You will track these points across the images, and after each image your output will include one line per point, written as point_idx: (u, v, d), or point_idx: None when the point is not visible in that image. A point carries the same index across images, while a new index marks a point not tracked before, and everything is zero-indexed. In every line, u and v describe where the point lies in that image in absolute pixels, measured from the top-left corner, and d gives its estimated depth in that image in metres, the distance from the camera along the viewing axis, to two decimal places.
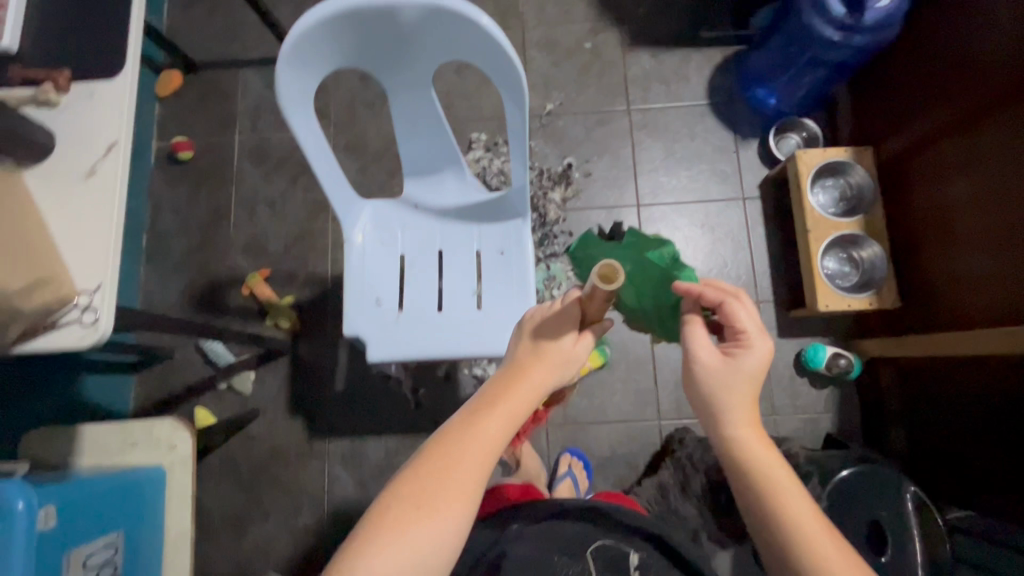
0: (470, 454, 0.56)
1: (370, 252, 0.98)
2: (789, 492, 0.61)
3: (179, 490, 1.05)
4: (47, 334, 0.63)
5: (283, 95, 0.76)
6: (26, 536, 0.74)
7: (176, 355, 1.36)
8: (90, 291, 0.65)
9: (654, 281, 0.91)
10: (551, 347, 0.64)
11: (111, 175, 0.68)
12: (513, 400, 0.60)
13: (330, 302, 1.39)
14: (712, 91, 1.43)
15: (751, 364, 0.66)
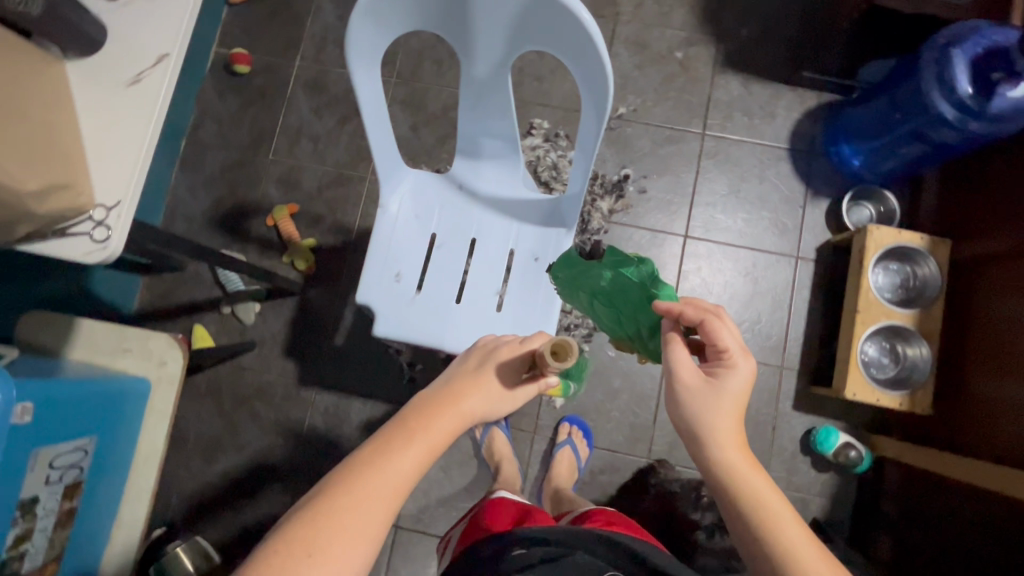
0: (387, 479, 0.54)
1: (402, 224, 0.93)
2: (781, 519, 0.58)
3: (160, 408, 1.05)
4: (57, 241, 0.61)
5: (353, 44, 0.70)
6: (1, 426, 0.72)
7: (188, 268, 1.35)
8: (107, 207, 0.61)
9: (634, 303, 0.70)
10: (488, 381, 0.63)
11: (156, 88, 0.64)
12: (439, 427, 0.58)
13: (350, 254, 1.36)
14: (796, 136, 1.33)
15: (737, 386, 0.64)
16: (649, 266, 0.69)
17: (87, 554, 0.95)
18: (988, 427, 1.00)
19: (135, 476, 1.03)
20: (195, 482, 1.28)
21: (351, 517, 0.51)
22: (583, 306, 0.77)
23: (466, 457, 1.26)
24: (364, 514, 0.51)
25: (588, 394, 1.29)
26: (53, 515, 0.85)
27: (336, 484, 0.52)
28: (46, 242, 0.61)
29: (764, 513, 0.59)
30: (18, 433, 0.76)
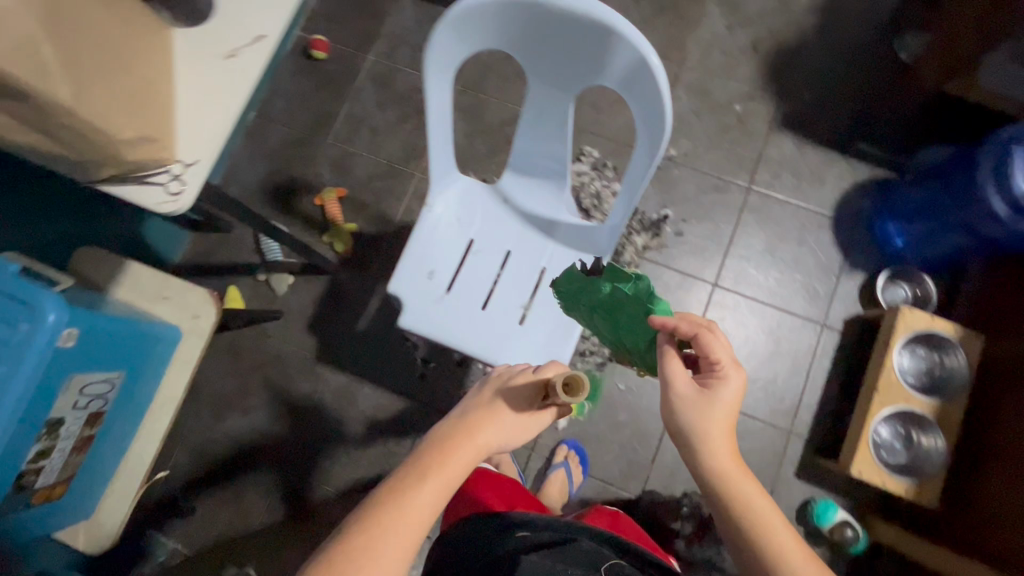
0: (404, 516, 0.58)
1: (442, 225, 0.97)
2: (773, 528, 0.64)
3: (186, 357, 1.10)
4: (135, 186, 0.66)
5: (432, 53, 0.73)
6: (45, 346, 0.77)
7: (233, 231, 1.41)
8: (186, 163, 0.67)
9: (631, 316, 0.74)
10: (502, 411, 0.66)
11: (250, 65, 0.69)
12: (453, 460, 0.62)
13: (386, 244, 1.40)
14: (842, 206, 1.33)
15: (728, 397, 0.67)
16: (645, 282, 0.73)
17: (94, 482, 1.00)
18: (986, 514, 1.00)
19: (151, 416, 1.08)
20: (201, 435, 1.33)
21: (372, 557, 0.55)
22: (585, 319, 0.82)
23: None
24: (384, 552, 0.56)
25: (590, 422, 1.30)
26: (72, 438, 0.89)
27: (359, 524, 0.57)
28: (126, 186, 0.66)
29: (757, 521, 0.64)
30: (60, 355, 0.82)
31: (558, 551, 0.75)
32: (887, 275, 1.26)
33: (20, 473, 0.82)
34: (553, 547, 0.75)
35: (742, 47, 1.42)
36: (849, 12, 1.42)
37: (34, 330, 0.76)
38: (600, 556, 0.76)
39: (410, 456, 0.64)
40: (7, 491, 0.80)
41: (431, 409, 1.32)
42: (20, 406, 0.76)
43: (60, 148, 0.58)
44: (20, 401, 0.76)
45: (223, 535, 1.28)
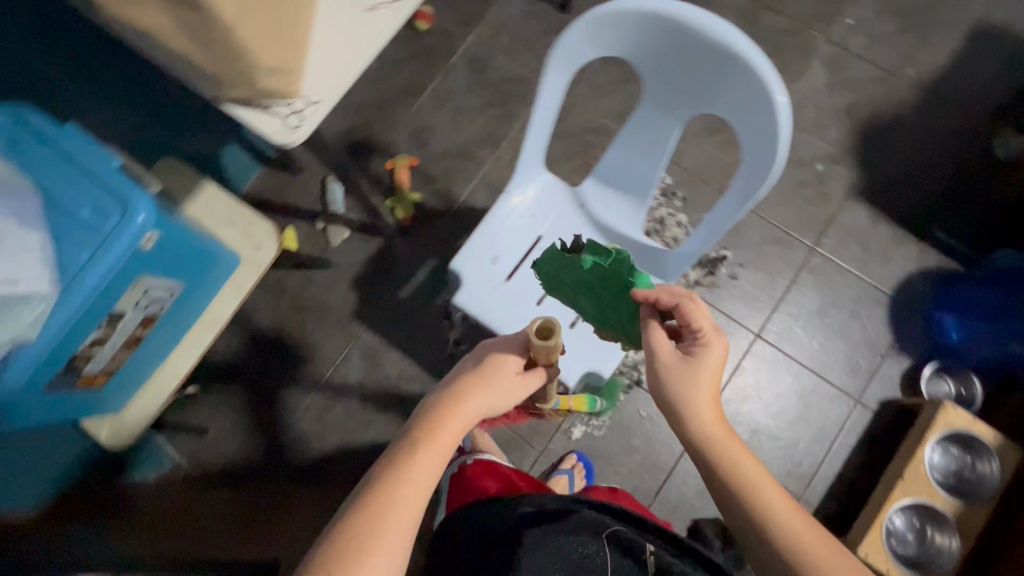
0: (405, 493, 0.57)
1: (515, 215, 0.98)
2: (761, 484, 0.65)
3: (239, 285, 1.12)
4: (257, 113, 0.69)
5: (562, 47, 0.74)
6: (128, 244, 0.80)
7: (303, 176, 1.45)
8: (308, 100, 0.69)
9: (616, 290, 0.78)
10: (490, 380, 0.66)
11: (387, 22, 0.71)
12: (447, 431, 0.62)
13: (445, 221, 1.42)
14: (903, 287, 1.31)
15: (712, 362, 0.68)
16: (623, 255, 0.76)
17: (129, 382, 1.03)
18: None
19: (195, 331, 1.11)
20: (226, 361, 1.36)
21: (374, 538, 0.55)
22: (569, 295, 0.85)
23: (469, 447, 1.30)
24: (386, 530, 0.55)
25: (604, 440, 1.30)
26: (125, 335, 0.92)
27: (357, 503, 0.57)
28: (246, 109, 0.68)
29: (747, 481, 0.65)
30: (138, 255, 0.85)
31: (557, 521, 0.78)
32: (934, 368, 1.23)
33: (74, 355, 0.85)
34: (552, 519, 0.78)
35: (837, 109, 1.41)
36: (952, 98, 1.40)
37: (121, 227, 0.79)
38: (601, 523, 0.78)
39: (402, 433, 0.63)
40: (58, 369, 0.83)
41: None
42: (95, 291, 0.80)
43: (205, 61, 0.61)
44: (96, 287, 0.80)
45: (228, 461, 1.31)
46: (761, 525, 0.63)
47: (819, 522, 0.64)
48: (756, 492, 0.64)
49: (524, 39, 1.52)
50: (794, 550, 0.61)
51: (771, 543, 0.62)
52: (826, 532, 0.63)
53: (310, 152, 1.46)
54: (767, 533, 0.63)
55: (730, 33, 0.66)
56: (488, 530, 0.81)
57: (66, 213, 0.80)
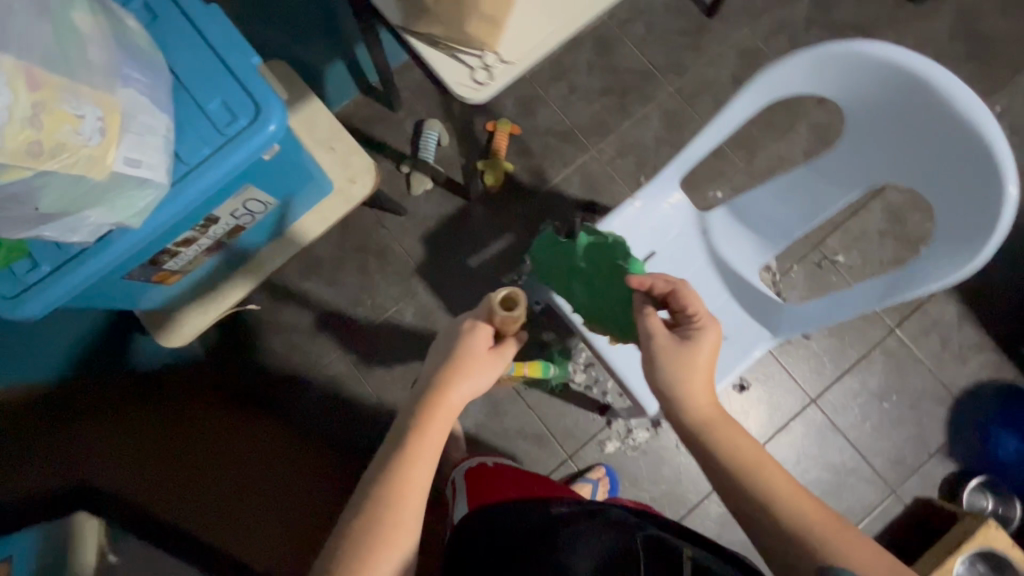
0: (412, 481, 0.62)
1: (635, 223, 0.93)
2: (760, 464, 0.68)
3: (325, 212, 1.07)
4: (440, 56, 0.62)
5: (772, 73, 0.68)
6: (252, 150, 0.75)
7: (399, 114, 1.38)
8: (500, 58, 0.61)
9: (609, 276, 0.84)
10: (463, 359, 0.69)
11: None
12: (436, 423, 0.66)
13: (531, 200, 1.37)
14: (970, 392, 1.28)
15: (708, 343, 0.72)
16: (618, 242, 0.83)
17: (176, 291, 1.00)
18: None
19: (267, 252, 1.06)
20: (273, 280, 1.32)
21: (384, 546, 0.58)
22: (563, 284, 0.91)
23: (500, 433, 1.27)
24: (400, 522, 0.60)
25: (635, 461, 1.28)
26: (212, 240, 0.88)
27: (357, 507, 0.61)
28: (430, 47, 0.62)
29: (742, 460, 0.68)
30: (254, 164, 0.80)
31: (591, 516, 0.77)
32: (978, 483, 1.20)
33: (164, 250, 0.80)
34: (585, 516, 0.77)
35: None
36: None
37: (250, 130, 0.74)
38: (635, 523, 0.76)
39: (392, 431, 0.67)
40: (144, 261, 0.79)
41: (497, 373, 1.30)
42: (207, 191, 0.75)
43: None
44: (209, 187, 0.75)
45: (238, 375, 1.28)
46: (765, 501, 0.65)
47: (822, 504, 0.65)
48: (759, 471, 0.67)
49: (659, 32, 1.44)
50: (798, 526, 0.63)
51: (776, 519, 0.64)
52: (830, 510, 0.64)
53: (412, 91, 1.39)
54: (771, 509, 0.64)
55: (977, 105, 0.60)
56: (515, 521, 0.80)
57: (191, 101, 0.74)
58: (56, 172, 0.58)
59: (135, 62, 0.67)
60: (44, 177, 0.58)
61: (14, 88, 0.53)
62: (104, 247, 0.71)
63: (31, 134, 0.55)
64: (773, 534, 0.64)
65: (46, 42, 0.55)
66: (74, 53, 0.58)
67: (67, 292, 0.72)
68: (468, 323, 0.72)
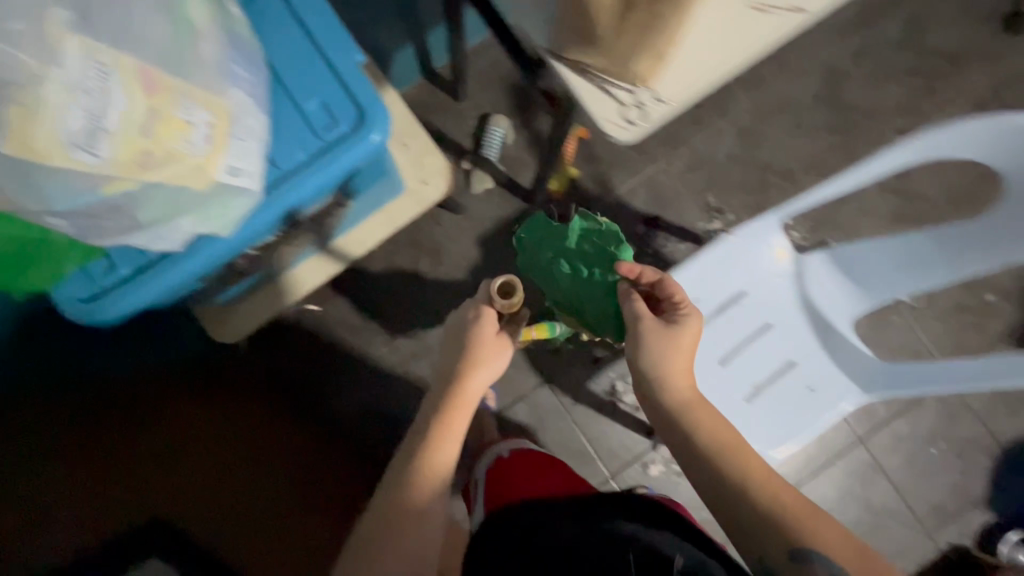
0: (432, 469, 0.73)
1: (729, 261, 0.88)
2: (730, 455, 0.74)
3: (394, 213, 1.01)
4: (591, 88, 0.56)
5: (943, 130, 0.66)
6: (354, 158, 0.68)
7: (464, 106, 1.31)
8: (655, 98, 0.56)
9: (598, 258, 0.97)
10: (475, 353, 0.75)
11: (784, 26, 0.56)
12: (459, 418, 0.75)
13: (594, 210, 1.31)
14: (1017, 445, 1.27)
15: (690, 330, 0.79)
16: (612, 230, 0.97)
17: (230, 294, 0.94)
18: None
19: (333, 253, 0.99)
20: None
21: (414, 520, 0.71)
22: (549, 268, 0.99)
23: (544, 447, 1.25)
24: (423, 499, 0.72)
25: (676, 486, 1.26)
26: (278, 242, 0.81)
27: (397, 481, 0.73)
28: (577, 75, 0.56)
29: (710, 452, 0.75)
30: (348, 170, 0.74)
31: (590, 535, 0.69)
32: (1019, 538, 1.20)
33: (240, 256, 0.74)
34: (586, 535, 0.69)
35: None
36: None
37: (355, 137, 0.67)
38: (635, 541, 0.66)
39: (421, 417, 0.76)
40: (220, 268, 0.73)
41: (545, 386, 1.27)
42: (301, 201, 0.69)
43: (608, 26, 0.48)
44: (304, 197, 0.69)
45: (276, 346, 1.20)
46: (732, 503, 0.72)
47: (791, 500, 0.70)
48: (732, 456, 0.73)
49: None
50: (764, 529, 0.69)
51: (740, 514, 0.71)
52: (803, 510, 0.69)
53: (479, 81, 1.31)
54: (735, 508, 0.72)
55: None
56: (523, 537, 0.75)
57: (291, 101, 0.68)
58: (159, 182, 0.52)
59: (244, 58, 0.60)
60: (150, 188, 0.53)
61: (132, 94, 0.47)
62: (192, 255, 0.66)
63: (144, 144, 0.49)
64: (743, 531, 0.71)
65: (166, 40, 0.49)
66: (193, 52, 0.52)
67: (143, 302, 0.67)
68: (473, 310, 0.76)
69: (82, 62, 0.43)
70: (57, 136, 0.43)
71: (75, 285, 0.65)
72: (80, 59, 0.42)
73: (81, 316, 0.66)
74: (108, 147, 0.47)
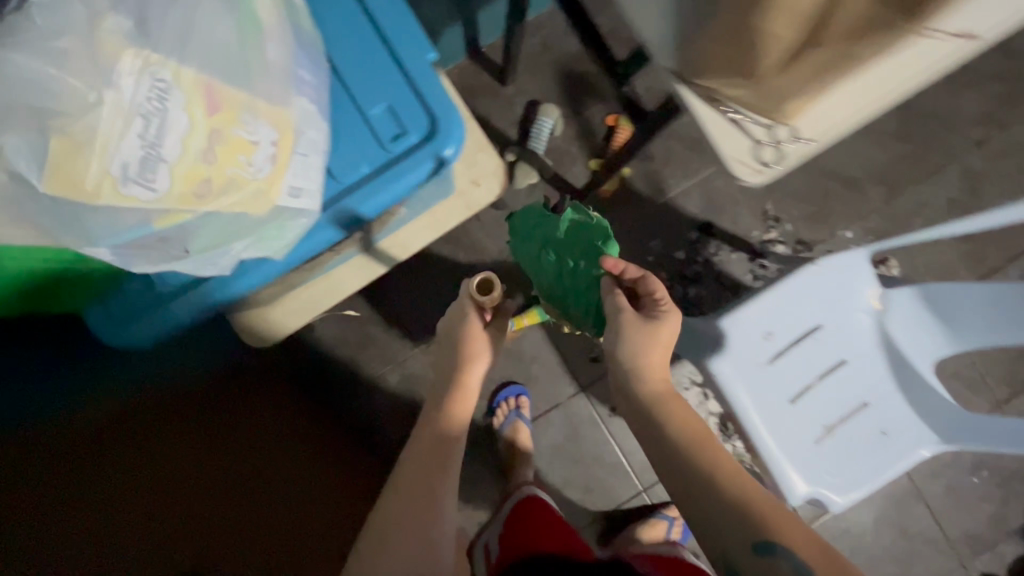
0: (427, 466, 0.72)
1: (809, 292, 0.82)
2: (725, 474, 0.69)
3: (442, 215, 0.93)
4: (725, 123, 0.48)
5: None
6: (422, 172, 0.61)
7: (511, 92, 1.21)
8: (799, 139, 0.48)
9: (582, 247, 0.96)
10: (467, 349, 0.75)
11: (945, 60, 0.44)
12: (458, 411, 0.76)
13: (643, 212, 1.23)
14: None
15: (665, 331, 0.76)
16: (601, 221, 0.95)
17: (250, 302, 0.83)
18: None
19: (377, 254, 0.90)
20: None
21: (417, 523, 0.69)
22: (535, 255, 0.98)
23: (577, 457, 1.22)
24: (423, 500, 0.70)
25: None
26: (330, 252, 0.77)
27: (399, 486, 0.72)
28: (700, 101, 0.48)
29: (704, 455, 0.71)
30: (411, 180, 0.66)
31: None
32: None
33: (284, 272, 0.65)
34: None
35: None
36: None
37: (424, 149, 0.59)
38: None
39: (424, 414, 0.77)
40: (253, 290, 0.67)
41: (582, 395, 1.22)
42: (357, 220, 0.61)
43: (779, 49, 0.41)
44: (361, 217, 0.61)
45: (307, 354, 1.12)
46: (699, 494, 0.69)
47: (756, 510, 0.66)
48: (701, 449, 0.72)
49: None
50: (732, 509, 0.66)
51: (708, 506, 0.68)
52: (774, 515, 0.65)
53: (528, 66, 1.20)
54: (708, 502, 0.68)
55: None
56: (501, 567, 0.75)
57: (355, 105, 0.59)
58: (221, 211, 0.45)
59: (309, 58, 0.52)
60: (209, 217, 0.46)
61: (195, 114, 0.39)
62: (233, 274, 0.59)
63: (206, 171, 0.42)
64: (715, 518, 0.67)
65: (232, 45, 0.41)
66: (261, 58, 0.44)
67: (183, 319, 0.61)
68: (460, 302, 0.75)
69: (139, 80, 0.35)
70: (109, 167, 0.36)
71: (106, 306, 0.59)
72: (136, 76, 0.35)
73: (112, 335, 0.59)
74: (165, 177, 0.39)
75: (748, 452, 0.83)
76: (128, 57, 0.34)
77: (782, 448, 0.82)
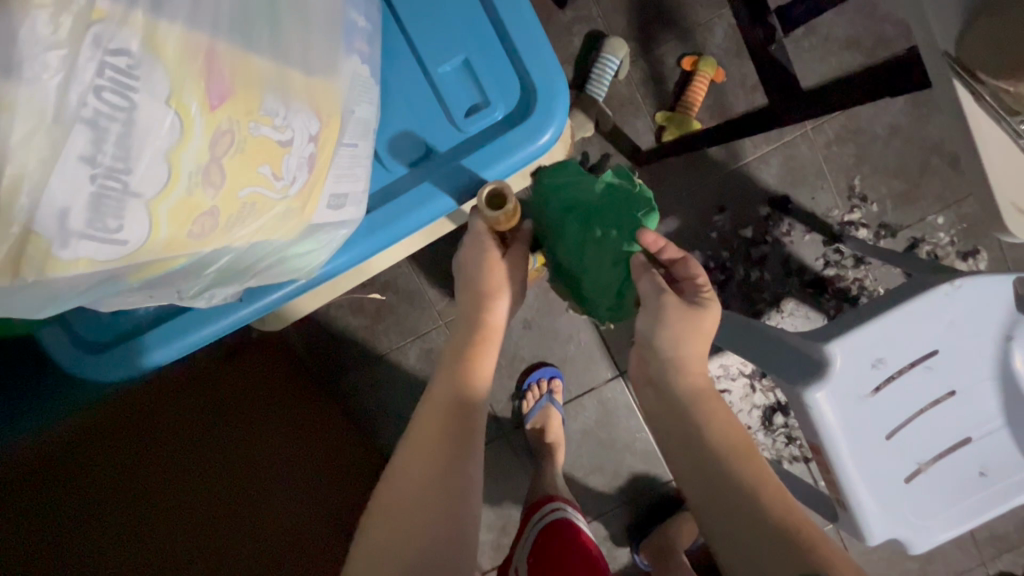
0: (430, 437, 0.57)
1: (930, 314, 0.69)
2: (761, 484, 0.57)
3: None
4: None
5: None
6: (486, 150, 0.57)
7: (569, 19, 0.98)
8: None
9: (618, 217, 0.75)
10: (486, 280, 0.64)
11: None
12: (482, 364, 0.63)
13: (709, 179, 1.06)
14: None
15: (710, 323, 0.65)
16: (646, 193, 0.75)
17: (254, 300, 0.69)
18: None
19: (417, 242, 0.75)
20: None
21: (417, 512, 0.52)
22: (556, 220, 0.77)
23: (606, 444, 1.12)
24: (431, 480, 0.54)
25: None
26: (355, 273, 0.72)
27: (410, 452, 0.57)
28: (1006, 140, 0.49)
29: (737, 448, 0.60)
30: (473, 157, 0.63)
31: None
32: None
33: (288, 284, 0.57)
34: None
35: None
36: None
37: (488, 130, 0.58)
38: None
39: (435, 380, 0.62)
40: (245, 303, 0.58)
41: (619, 379, 1.12)
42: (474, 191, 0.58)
43: None
44: (466, 190, 0.58)
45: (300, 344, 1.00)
46: (727, 496, 0.57)
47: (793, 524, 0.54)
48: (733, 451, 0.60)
49: None
50: (769, 520, 0.54)
51: (733, 509, 0.56)
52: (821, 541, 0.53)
53: None
54: (730, 502, 0.56)
55: None
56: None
57: (421, 70, 0.57)
58: (241, 238, 0.39)
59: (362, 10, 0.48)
60: (214, 252, 0.38)
61: (183, 121, 0.30)
62: (209, 317, 0.58)
63: (206, 201, 0.34)
64: (742, 525, 0.55)
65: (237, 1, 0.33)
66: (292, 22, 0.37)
67: (158, 365, 0.60)
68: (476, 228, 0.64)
69: (81, 71, 0.24)
70: (46, 219, 0.26)
71: (79, 339, 0.60)
72: (65, 57, 0.23)
73: (88, 371, 0.58)
74: (140, 216, 0.30)
75: (827, 485, 0.73)
76: (53, 22, 0.22)
77: (872, 491, 0.71)
